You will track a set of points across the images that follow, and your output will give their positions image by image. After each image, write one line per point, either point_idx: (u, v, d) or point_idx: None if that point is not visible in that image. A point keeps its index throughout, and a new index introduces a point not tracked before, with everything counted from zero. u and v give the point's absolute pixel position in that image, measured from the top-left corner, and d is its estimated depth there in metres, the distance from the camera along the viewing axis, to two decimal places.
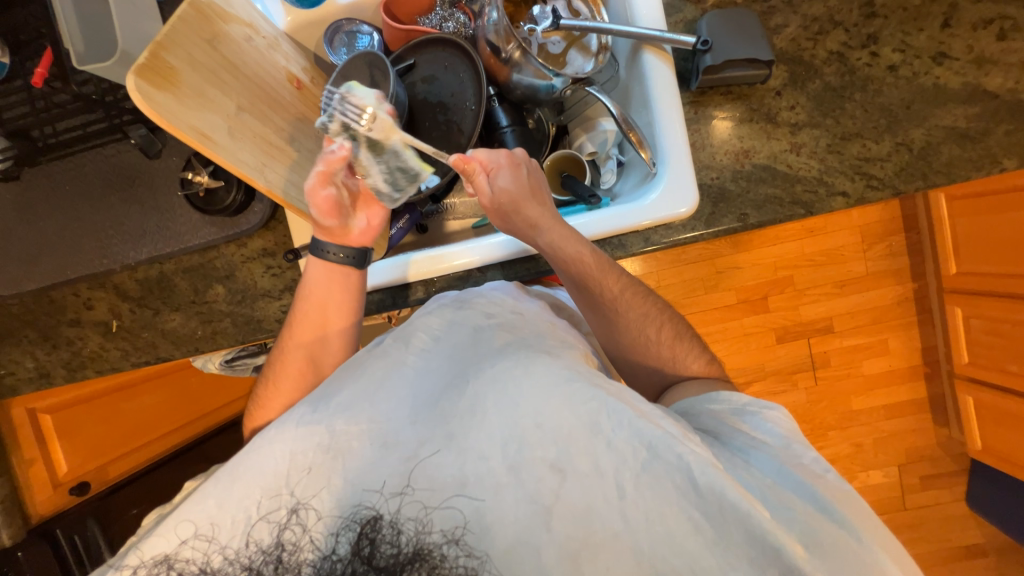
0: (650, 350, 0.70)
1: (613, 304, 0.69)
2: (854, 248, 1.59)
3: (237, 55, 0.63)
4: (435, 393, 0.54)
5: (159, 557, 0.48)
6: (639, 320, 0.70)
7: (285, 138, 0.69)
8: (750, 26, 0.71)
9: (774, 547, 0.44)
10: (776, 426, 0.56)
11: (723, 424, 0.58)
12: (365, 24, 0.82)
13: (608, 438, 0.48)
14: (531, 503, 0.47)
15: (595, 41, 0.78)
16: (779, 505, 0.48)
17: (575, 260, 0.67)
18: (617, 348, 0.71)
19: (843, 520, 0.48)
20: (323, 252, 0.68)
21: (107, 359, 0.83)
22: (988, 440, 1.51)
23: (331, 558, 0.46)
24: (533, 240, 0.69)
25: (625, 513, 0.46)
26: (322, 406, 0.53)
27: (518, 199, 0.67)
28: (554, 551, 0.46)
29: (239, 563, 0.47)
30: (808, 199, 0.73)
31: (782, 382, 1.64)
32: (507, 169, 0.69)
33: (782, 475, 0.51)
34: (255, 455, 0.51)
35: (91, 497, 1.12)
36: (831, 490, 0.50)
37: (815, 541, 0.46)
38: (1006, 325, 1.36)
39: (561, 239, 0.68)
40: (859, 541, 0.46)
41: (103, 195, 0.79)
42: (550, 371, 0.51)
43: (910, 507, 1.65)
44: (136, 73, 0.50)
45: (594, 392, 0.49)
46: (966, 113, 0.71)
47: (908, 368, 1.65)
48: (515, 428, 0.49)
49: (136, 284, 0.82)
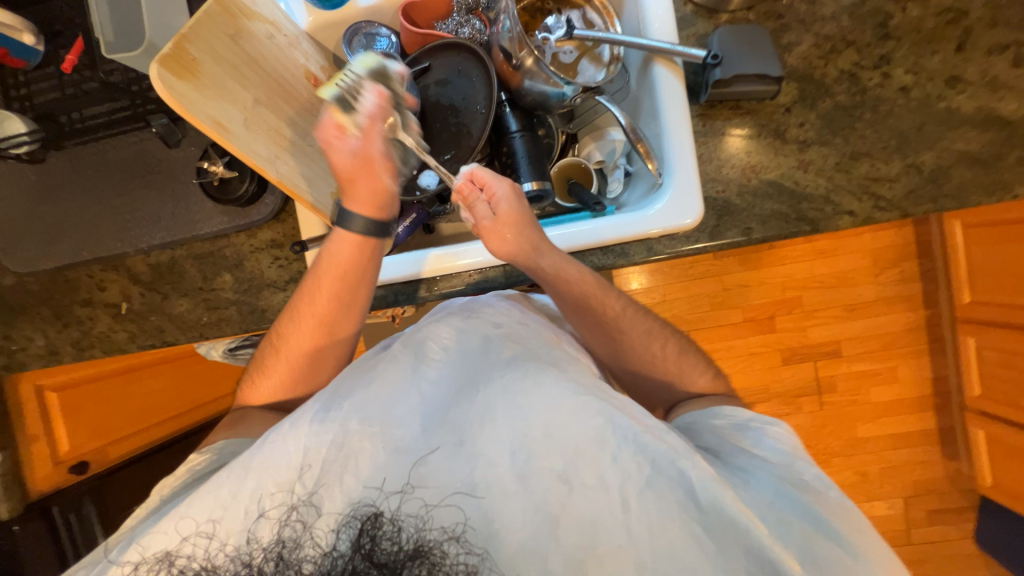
0: (649, 361, 0.70)
1: (611, 322, 0.69)
2: (865, 271, 1.57)
3: (259, 51, 0.65)
4: (445, 401, 0.55)
5: (160, 554, 0.48)
6: (642, 337, 0.69)
7: (298, 133, 0.70)
8: (761, 43, 0.72)
9: (771, 560, 0.44)
10: (778, 445, 0.57)
11: (724, 442, 0.59)
12: (383, 27, 0.84)
13: (614, 453, 0.48)
14: (537, 510, 0.47)
15: (606, 52, 0.80)
16: (777, 523, 0.48)
17: (578, 280, 0.68)
18: (619, 358, 0.70)
19: (843, 538, 0.47)
20: (346, 221, 0.69)
21: (114, 340, 0.85)
22: (999, 477, 1.46)
23: (331, 555, 0.45)
24: (535, 261, 0.68)
25: (628, 527, 0.46)
26: (334, 405, 0.54)
27: (520, 221, 0.68)
28: (561, 558, 0.45)
29: (239, 560, 0.46)
30: (815, 217, 0.73)
31: (787, 404, 1.62)
32: (511, 196, 0.69)
33: (779, 494, 0.51)
34: (267, 450, 0.51)
35: (90, 476, 1.13)
36: (830, 509, 0.49)
37: (811, 559, 0.46)
38: (1018, 357, 1.32)
39: (564, 262, 0.68)
40: (856, 558, 0.46)
41: (122, 180, 0.81)
42: (559, 384, 0.53)
43: (915, 541, 1.60)
44: (159, 62, 0.51)
45: (602, 407, 0.51)
46: (980, 137, 0.70)
47: (917, 397, 1.61)
48: (523, 437, 0.49)
49: (148, 268, 0.84)
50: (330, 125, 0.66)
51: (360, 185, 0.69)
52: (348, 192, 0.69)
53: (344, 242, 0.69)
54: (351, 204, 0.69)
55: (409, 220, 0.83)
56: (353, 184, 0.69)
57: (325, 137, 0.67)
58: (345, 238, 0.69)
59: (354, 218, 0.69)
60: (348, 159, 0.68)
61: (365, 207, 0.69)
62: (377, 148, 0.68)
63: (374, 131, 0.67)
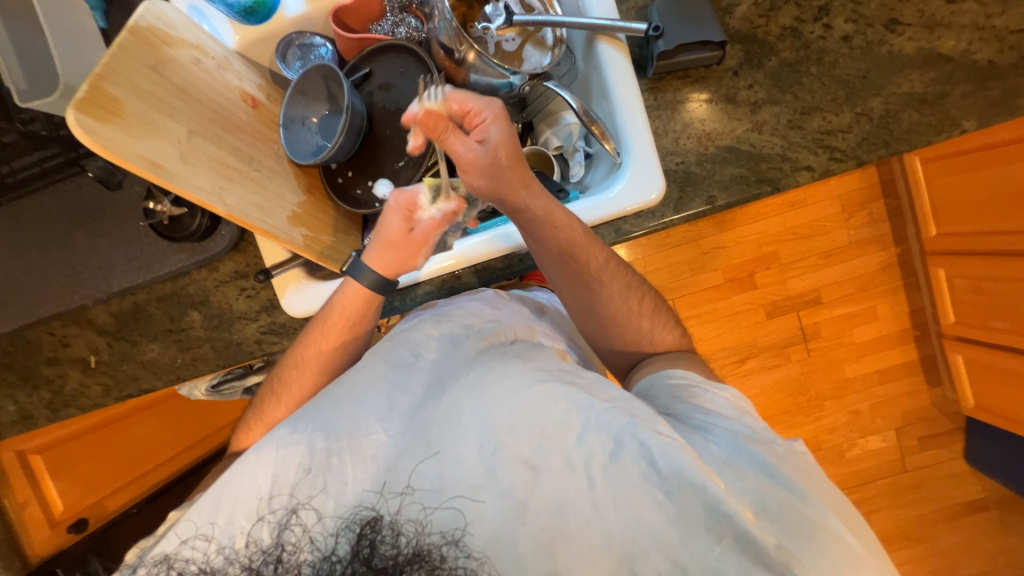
0: (627, 318, 0.69)
1: (596, 275, 0.68)
2: (835, 218, 1.60)
3: (186, 79, 0.62)
4: (415, 402, 0.53)
5: (160, 557, 0.50)
6: (620, 294, 0.69)
7: (241, 159, 0.66)
8: (700, 9, 0.71)
9: (726, 514, 0.45)
10: (731, 402, 0.57)
11: (680, 402, 0.58)
12: (317, 36, 0.82)
13: (579, 432, 0.49)
14: (508, 499, 0.47)
15: (549, 35, 0.78)
16: (732, 478, 0.49)
17: (565, 224, 0.65)
18: (597, 315, 0.70)
19: (790, 484, 0.49)
20: (358, 273, 0.69)
21: (88, 395, 0.83)
22: (980, 397, 1.52)
23: (331, 559, 0.47)
24: (520, 197, 0.64)
25: (596, 501, 0.47)
26: (302, 423, 0.53)
27: (511, 154, 0.63)
28: (530, 541, 0.46)
29: (239, 563, 0.48)
30: (774, 176, 0.73)
31: (775, 356, 1.66)
32: (497, 123, 0.63)
33: (734, 449, 0.52)
34: (235, 479, 0.51)
35: (91, 533, 1.17)
36: (778, 457, 0.51)
37: (764, 508, 0.47)
38: (988, 282, 1.37)
39: (553, 203, 0.65)
40: (804, 501, 0.48)
41: (67, 231, 0.78)
42: (522, 375, 0.52)
43: (910, 469, 1.67)
44: (76, 107, 0.48)
45: (566, 390, 0.51)
46: (923, 77, 0.71)
47: (898, 332, 1.66)
48: (490, 430, 0.49)
49: (111, 317, 0.82)
50: (408, 198, 0.69)
51: (397, 254, 0.69)
52: (380, 251, 0.69)
53: (355, 294, 0.69)
54: (371, 261, 0.69)
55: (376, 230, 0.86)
56: (387, 249, 0.69)
57: (394, 204, 0.69)
58: (356, 290, 0.69)
59: (366, 271, 0.69)
60: (401, 230, 0.69)
61: (383, 268, 0.70)
62: (431, 239, 0.70)
63: (439, 227, 0.70)
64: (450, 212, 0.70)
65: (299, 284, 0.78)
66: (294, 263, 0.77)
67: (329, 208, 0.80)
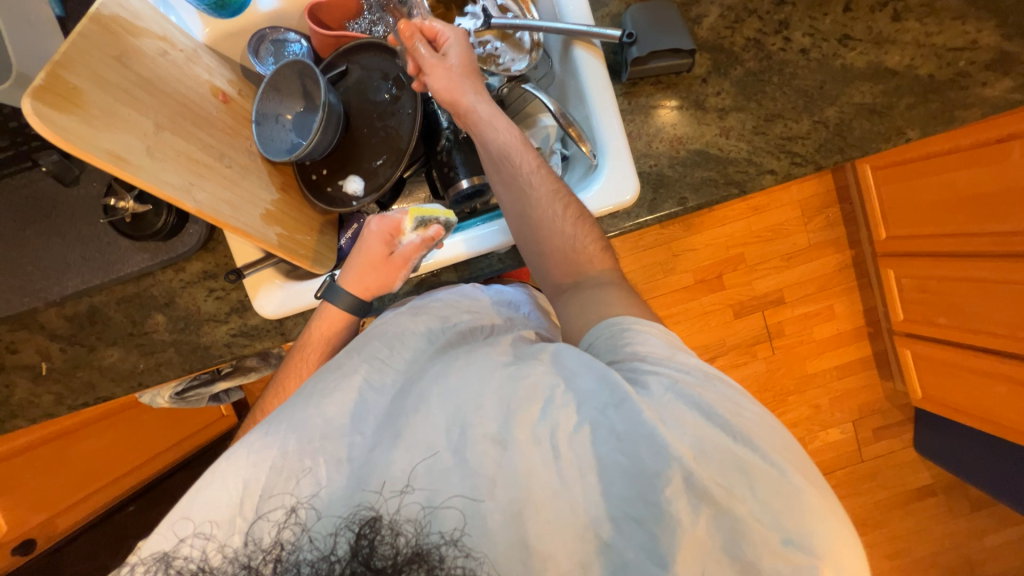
0: (552, 221, 0.65)
1: (526, 179, 0.67)
2: (796, 222, 1.69)
3: (151, 71, 0.59)
4: (389, 404, 0.53)
5: (158, 554, 0.47)
6: (547, 197, 0.66)
7: (211, 155, 0.64)
8: (672, 18, 0.74)
9: (676, 460, 0.43)
10: (666, 340, 0.53)
11: (622, 351, 0.53)
12: (291, 32, 0.82)
13: (546, 405, 0.48)
14: (475, 476, 0.46)
15: (527, 39, 0.83)
16: (676, 423, 0.45)
17: (499, 131, 0.69)
18: (528, 218, 0.66)
19: (731, 424, 0.46)
20: (334, 297, 0.70)
21: (39, 405, 0.78)
22: (927, 389, 1.63)
23: (329, 559, 0.44)
24: (463, 99, 0.70)
25: (562, 472, 0.45)
26: (275, 425, 0.51)
27: (459, 67, 0.71)
28: (501, 515, 0.44)
29: (239, 562, 0.46)
30: (741, 179, 0.77)
31: (742, 354, 1.73)
32: (456, 42, 0.72)
33: (679, 393, 0.47)
34: (206, 490, 0.49)
35: (38, 554, 1.07)
36: (725, 401, 0.47)
37: (707, 452, 0.44)
38: (932, 281, 1.46)
39: (496, 110, 0.71)
40: (756, 449, 0.45)
41: (16, 230, 0.73)
42: (488, 360, 0.53)
43: (866, 458, 1.77)
44: (33, 95, 0.45)
45: (531, 368, 0.51)
46: (873, 89, 0.77)
47: (854, 330, 1.76)
48: (458, 413, 0.48)
49: (66, 321, 0.77)
50: (390, 225, 0.72)
51: (371, 276, 0.72)
52: (356, 273, 0.72)
53: (332, 317, 0.71)
54: (345, 283, 0.72)
55: (351, 231, 0.86)
56: (363, 272, 0.72)
57: (377, 229, 0.72)
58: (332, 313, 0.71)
59: (342, 295, 0.70)
60: (380, 253, 0.72)
61: (357, 289, 0.71)
62: (410, 261, 0.72)
63: (418, 251, 0.71)
64: (432, 239, 0.71)
65: (273, 285, 0.75)
66: (268, 262, 0.74)
67: (303, 207, 0.79)
